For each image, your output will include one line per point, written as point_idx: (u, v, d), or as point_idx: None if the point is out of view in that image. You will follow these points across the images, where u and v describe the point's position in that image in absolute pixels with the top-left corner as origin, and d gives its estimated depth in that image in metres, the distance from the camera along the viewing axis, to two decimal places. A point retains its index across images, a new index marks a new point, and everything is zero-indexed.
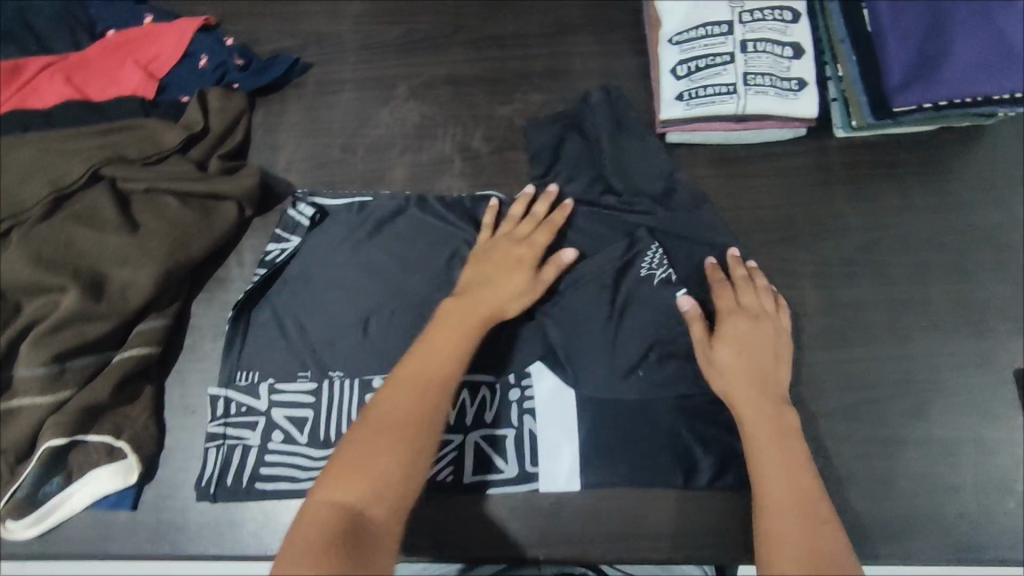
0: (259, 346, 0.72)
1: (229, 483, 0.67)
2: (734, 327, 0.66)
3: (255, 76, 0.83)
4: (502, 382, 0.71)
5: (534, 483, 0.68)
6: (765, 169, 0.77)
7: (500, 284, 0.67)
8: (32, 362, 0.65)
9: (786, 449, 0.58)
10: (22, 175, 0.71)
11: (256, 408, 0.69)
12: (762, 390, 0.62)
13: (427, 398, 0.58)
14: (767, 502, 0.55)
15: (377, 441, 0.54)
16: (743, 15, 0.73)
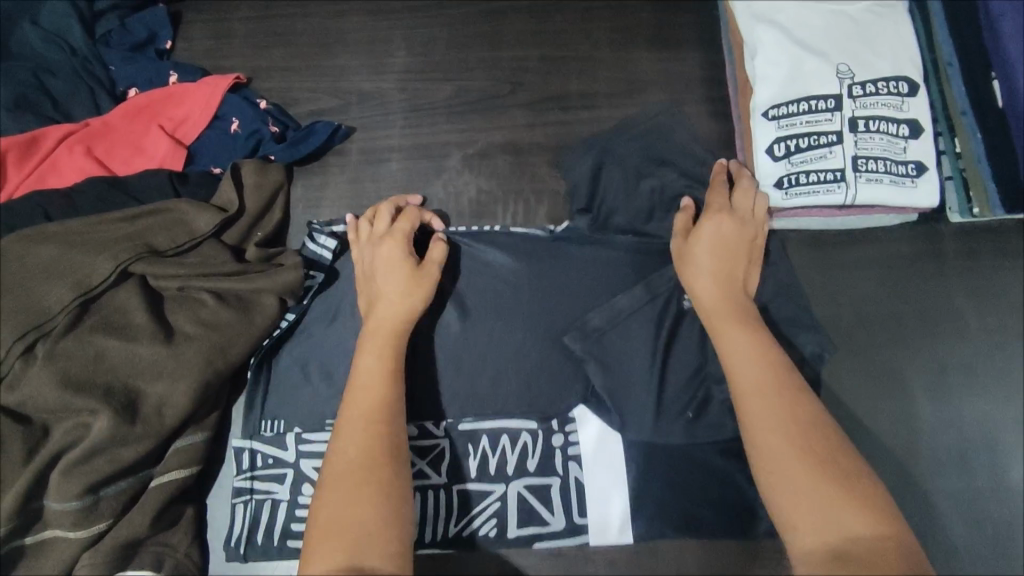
0: (282, 390, 0.67)
1: (260, 542, 0.63)
2: (711, 229, 0.62)
3: (292, 147, 0.75)
4: (544, 424, 0.64)
5: (584, 537, 0.62)
6: (866, 258, 0.68)
7: (394, 283, 0.62)
8: (64, 496, 0.58)
9: (760, 348, 0.53)
10: (43, 276, 0.64)
11: (284, 460, 0.65)
12: (729, 288, 0.59)
13: (378, 422, 0.53)
14: (754, 415, 0.50)
15: (350, 487, 0.49)
16: (853, 87, 0.64)
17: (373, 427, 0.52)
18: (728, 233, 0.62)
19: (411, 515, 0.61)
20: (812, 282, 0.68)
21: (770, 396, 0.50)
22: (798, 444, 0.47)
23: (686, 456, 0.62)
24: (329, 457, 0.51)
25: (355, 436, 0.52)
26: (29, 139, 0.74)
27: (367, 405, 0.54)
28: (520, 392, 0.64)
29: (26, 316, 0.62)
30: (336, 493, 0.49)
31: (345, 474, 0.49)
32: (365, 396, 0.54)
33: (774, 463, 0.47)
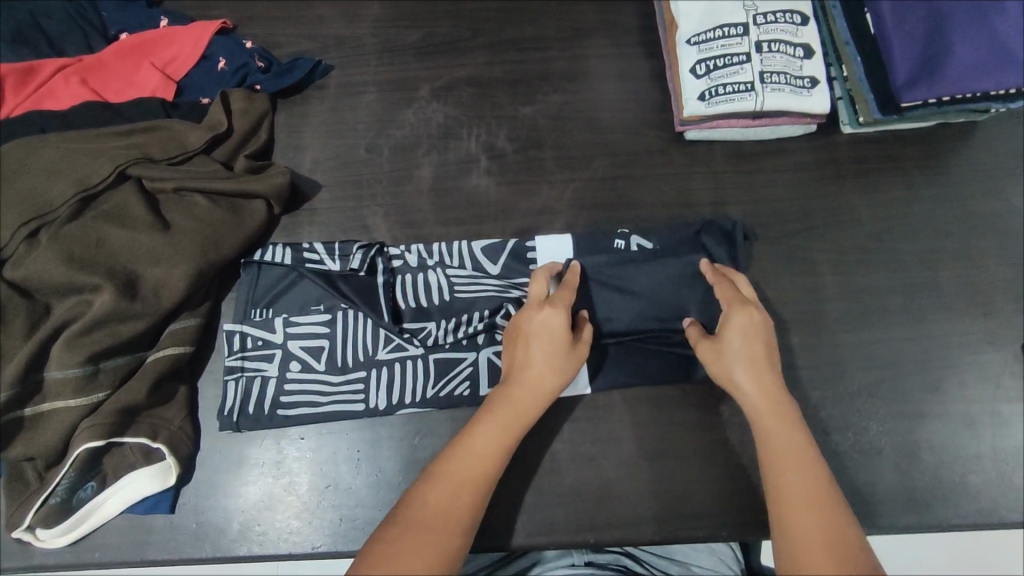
0: (268, 280, 0.73)
1: (252, 412, 0.69)
2: (738, 323, 0.65)
3: (277, 78, 0.83)
4: (511, 298, 0.72)
5: None
6: (777, 165, 0.81)
7: (537, 350, 0.64)
8: (66, 363, 0.64)
9: (791, 427, 0.59)
10: (45, 175, 0.69)
11: (272, 342, 0.71)
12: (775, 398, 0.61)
13: (491, 462, 0.59)
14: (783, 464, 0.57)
15: (439, 519, 0.54)
16: (757, 17, 0.78)
17: (490, 468, 0.59)
18: (759, 330, 0.65)
19: (391, 380, 0.70)
20: (732, 187, 0.80)
21: (796, 473, 0.56)
22: (820, 519, 0.53)
23: (621, 334, 0.71)
24: (441, 465, 0.58)
25: (478, 462, 0.58)
26: (26, 68, 0.79)
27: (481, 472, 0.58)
28: (477, 272, 0.74)
29: (29, 206, 0.67)
30: (439, 507, 0.55)
31: (447, 498, 0.56)
32: (494, 444, 0.60)
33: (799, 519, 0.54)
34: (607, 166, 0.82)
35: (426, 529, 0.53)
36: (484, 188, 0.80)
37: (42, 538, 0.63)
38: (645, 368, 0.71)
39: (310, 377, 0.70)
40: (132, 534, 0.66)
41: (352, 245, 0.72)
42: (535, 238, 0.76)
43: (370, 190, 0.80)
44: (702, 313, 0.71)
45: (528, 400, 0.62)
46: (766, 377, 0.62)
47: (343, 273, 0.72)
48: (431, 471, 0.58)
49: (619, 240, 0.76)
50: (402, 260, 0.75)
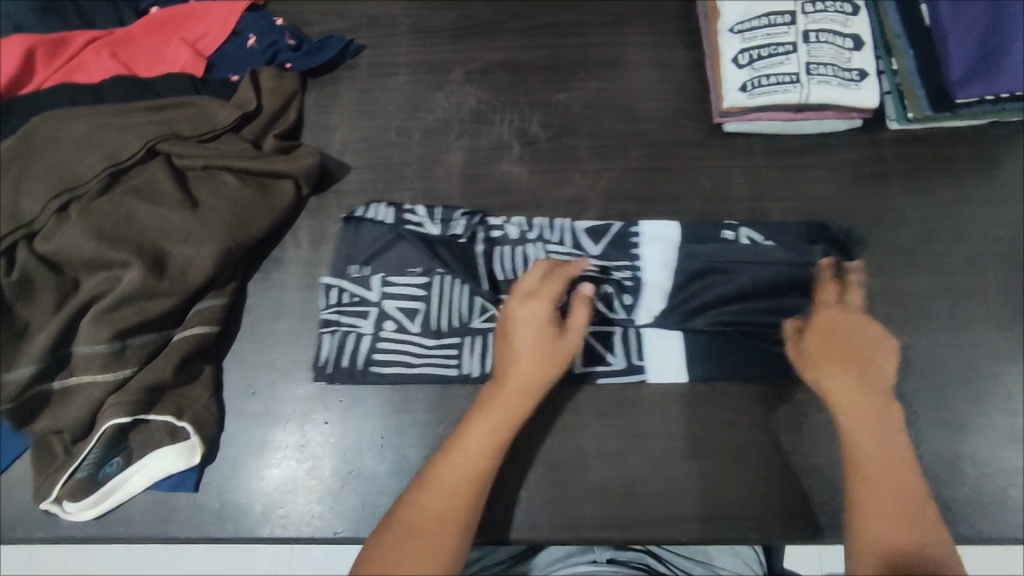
0: (378, 243, 0.73)
1: (346, 365, 0.69)
2: (828, 326, 0.65)
3: (308, 57, 0.82)
4: (610, 282, 0.71)
5: (642, 374, 0.69)
6: (819, 161, 0.78)
7: (522, 344, 0.63)
8: (94, 339, 0.64)
9: (883, 430, 0.60)
10: (76, 148, 0.68)
11: (368, 299, 0.71)
12: (871, 401, 0.61)
13: (486, 459, 0.59)
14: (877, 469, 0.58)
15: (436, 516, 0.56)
16: (806, 6, 0.75)
17: (482, 468, 0.59)
18: (852, 333, 0.65)
19: (485, 347, 0.69)
20: (771, 182, 0.78)
21: (881, 458, 0.59)
22: (900, 523, 0.56)
23: (691, 319, 0.70)
24: (432, 469, 0.59)
25: (468, 463, 0.59)
26: (57, 40, 0.78)
27: (476, 470, 0.59)
28: (576, 252, 0.73)
29: (59, 179, 0.66)
30: (434, 511, 0.56)
31: (439, 502, 0.57)
32: (483, 441, 0.60)
33: (877, 503, 0.57)
34: (642, 157, 0.80)
35: (419, 538, 0.55)
36: (516, 175, 0.78)
37: (68, 511, 0.63)
38: (717, 356, 0.69)
39: (404, 337, 0.69)
40: (156, 511, 0.66)
41: (455, 211, 0.74)
42: (638, 222, 0.74)
43: (400, 174, 0.79)
44: (781, 305, 0.69)
45: (514, 392, 0.62)
46: (852, 376, 0.62)
47: (439, 238, 0.73)
48: (424, 475, 0.59)
49: (728, 231, 0.74)
50: (502, 231, 0.74)
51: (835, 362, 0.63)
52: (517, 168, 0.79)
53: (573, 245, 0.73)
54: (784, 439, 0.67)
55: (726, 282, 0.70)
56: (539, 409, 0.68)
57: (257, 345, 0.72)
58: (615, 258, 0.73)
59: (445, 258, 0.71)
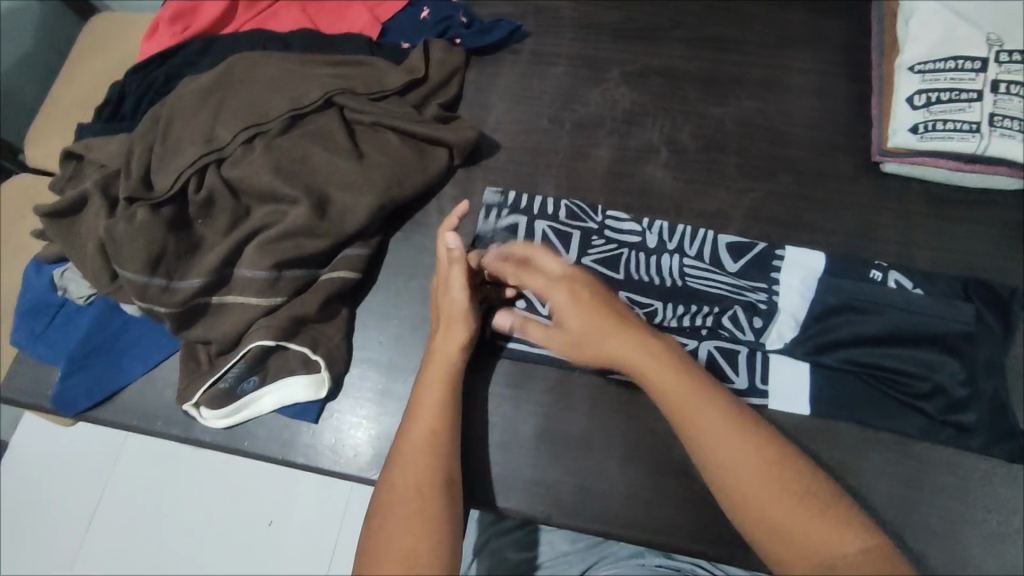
0: (528, 225, 0.76)
1: None
2: (568, 302, 0.60)
3: (479, 35, 0.85)
4: (745, 301, 0.71)
5: (764, 399, 0.68)
6: (981, 216, 0.75)
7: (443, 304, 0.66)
8: (255, 264, 0.68)
9: (702, 417, 0.53)
10: (267, 88, 0.73)
11: None
12: (669, 374, 0.55)
13: (441, 427, 0.60)
14: (710, 452, 0.52)
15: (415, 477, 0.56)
16: (1001, 54, 0.72)
17: (443, 436, 0.59)
18: (583, 287, 0.60)
19: None
20: (926, 229, 0.75)
21: (707, 418, 0.53)
22: (770, 502, 0.49)
23: (821, 353, 0.69)
24: (398, 444, 0.59)
25: (427, 430, 0.59)
26: None
27: (433, 436, 0.59)
28: (714, 267, 0.73)
29: (249, 114, 0.72)
30: (410, 480, 0.56)
31: (415, 471, 0.56)
32: (434, 409, 0.61)
33: (729, 462, 0.51)
34: (790, 184, 0.78)
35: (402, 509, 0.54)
36: (659, 179, 0.79)
37: (205, 417, 0.69)
38: (844, 396, 0.68)
39: (533, 317, 0.72)
40: (279, 433, 0.70)
41: (601, 211, 0.76)
42: (785, 247, 0.74)
43: (546, 160, 0.81)
44: (921, 356, 0.66)
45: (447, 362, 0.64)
46: (635, 347, 0.57)
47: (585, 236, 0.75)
48: (393, 454, 0.59)
49: (876, 272, 0.72)
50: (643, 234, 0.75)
51: (595, 323, 0.58)
52: (661, 173, 0.79)
53: (713, 260, 0.73)
54: (903, 492, 0.65)
55: (870, 322, 0.68)
56: (652, 411, 0.69)
57: (392, 300, 0.75)
58: (755, 284, 0.72)
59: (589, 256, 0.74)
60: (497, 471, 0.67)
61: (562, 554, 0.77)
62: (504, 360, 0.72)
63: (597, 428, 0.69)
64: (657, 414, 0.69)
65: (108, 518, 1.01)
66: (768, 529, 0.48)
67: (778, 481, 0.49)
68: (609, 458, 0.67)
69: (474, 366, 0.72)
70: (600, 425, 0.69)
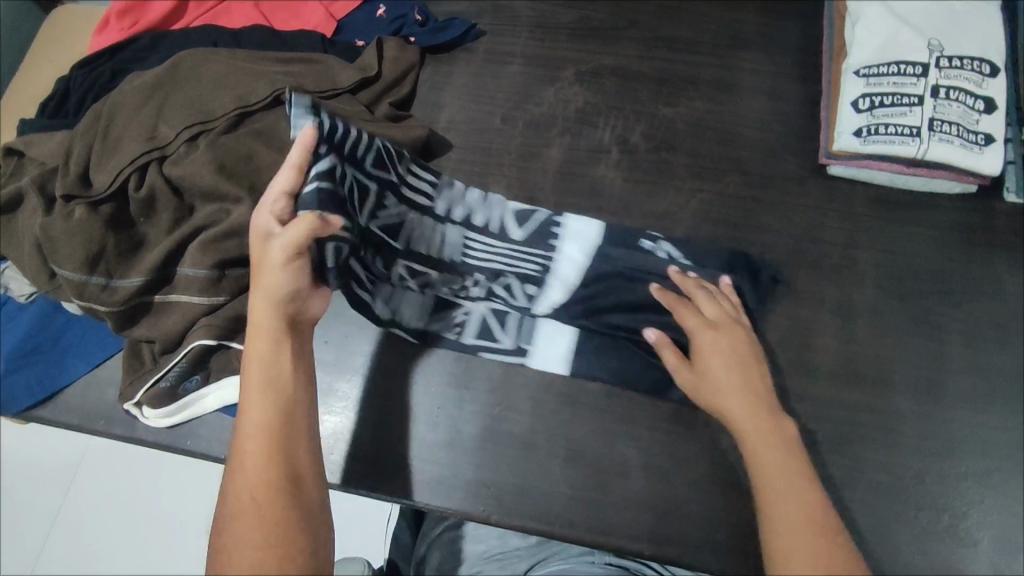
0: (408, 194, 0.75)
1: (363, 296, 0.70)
2: (716, 346, 0.63)
3: (432, 34, 0.85)
4: None
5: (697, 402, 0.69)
6: (923, 219, 0.76)
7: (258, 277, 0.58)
8: (198, 264, 0.68)
9: (792, 472, 0.54)
10: (214, 86, 0.73)
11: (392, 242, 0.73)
12: (767, 429, 0.58)
13: (273, 413, 0.53)
14: (781, 498, 0.53)
15: (254, 482, 0.50)
16: (941, 60, 0.73)
17: (276, 427, 0.53)
18: (734, 340, 0.64)
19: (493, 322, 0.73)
20: (870, 231, 0.76)
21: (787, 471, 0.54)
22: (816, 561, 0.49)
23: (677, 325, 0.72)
24: (239, 435, 0.53)
25: (263, 416, 0.53)
26: None
27: (270, 424, 0.53)
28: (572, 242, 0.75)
29: (195, 111, 0.71)
30: (255, 482, 0.50)
31: (261, 472, 0.50)
32: (268, 394, 0.54)
33: (781, 504, 0.52)
34: (738, 185, 0.79)
35: (251, 512, 0.49)
36: (610, 180, 0.79)
37: (147, 416, 0.69)
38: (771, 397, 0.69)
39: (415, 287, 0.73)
40: (222, 431, 0.70)
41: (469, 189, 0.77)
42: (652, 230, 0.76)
43: (497, 160, 0.81)
44: None
45: (263, 334, 0.56)
46: (750, 400, 0.60)
47: (459, 215, 0.76)
48: (232, 454, 0.52)
49: (647, 241, 0.75)
50: (591, 236, 0.75)
51: (727, 374, 0.61)
52: (609, 173, 0.80)
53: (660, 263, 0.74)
54: (837, 491, 0.66)
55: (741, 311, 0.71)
56: (592, 410, 0.70)
57: (338, 298, 0.75)
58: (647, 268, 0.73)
59: (493, 240, 0.75)
60: (438, 471, 0.68)
61: (514, 548, 0.72)
62: (448, 359, 0.72)
63: (538, 427, 0.69)
64: (598, 413, 0.70)
65: (60, 539, 0.94)
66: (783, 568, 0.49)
67: (814, 545, 0.50)
68: (551, 457, 0.68)
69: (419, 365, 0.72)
70: (542, 426, 0.69)
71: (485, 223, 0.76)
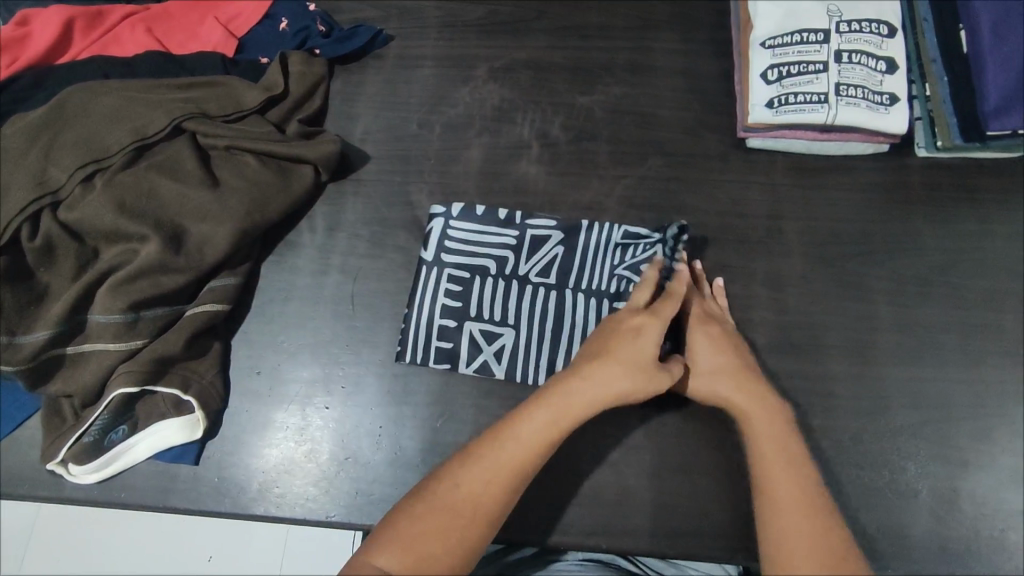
0: (435, 235, 0.74)
1: (407, 347, 0.71)
2: (709, 339, 0.65)
3: (337, 44, 0.83)
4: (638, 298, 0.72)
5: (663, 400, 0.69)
6: (840, 182, 0.77)
7: (614, 358, 0.60)
8: (109, 309, 0.65)
9: (788, 453, 0.57)
10: (106, 121, 0.69)
11: (424, 284, 0.72)
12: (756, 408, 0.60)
13: (533, 457, 0.55)
14: (775, 474, 0.56)
15: (473, 492, 0.53)
16: (841, 25, 0.74)
17: (529, 462, 0.55)
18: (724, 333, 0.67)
19: (491, 345, 0.71)
20: (792, 200, 0.77)
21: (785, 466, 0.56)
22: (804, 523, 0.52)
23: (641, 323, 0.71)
24: (481, 447, 0.55)
25: (534, 444, 0.55)
26: (95, 12, 0.81)
27: (532, 452, 0.55)
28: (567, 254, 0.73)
29: (88, 151, 0.68)
30: (473, 492, 0.53)
31: (485, 486, 0.53)
32: (539, 439, 0.55)
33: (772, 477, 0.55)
34: (661, 167, 0.79)
35: (461, 515, 0.52)
36: (533, 176, 0.78)
37: (74, 474, 0.65)
38: None
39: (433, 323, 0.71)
40: (157, 479, 0.67)
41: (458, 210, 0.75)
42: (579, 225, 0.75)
43: (418, 167, 0.79)
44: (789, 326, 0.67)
45: (589, 396, 0.58)
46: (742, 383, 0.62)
47: (459, 241, 0.74)
48: (459, 459, 0.55)
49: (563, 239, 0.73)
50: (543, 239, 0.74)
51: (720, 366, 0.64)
52: (532, 169, 0.79)
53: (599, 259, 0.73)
54: None
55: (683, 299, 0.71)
56: None
57: (265, 326, 0.73)
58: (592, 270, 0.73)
59: (445, 280, 0.72)
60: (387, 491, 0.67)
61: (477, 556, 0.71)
62: (386, 376, 0.71)
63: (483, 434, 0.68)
64: None
65: None
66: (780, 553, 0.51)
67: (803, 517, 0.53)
68: None
69: (357, 385, 0.70)
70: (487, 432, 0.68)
71: (479, 245, 0.74)
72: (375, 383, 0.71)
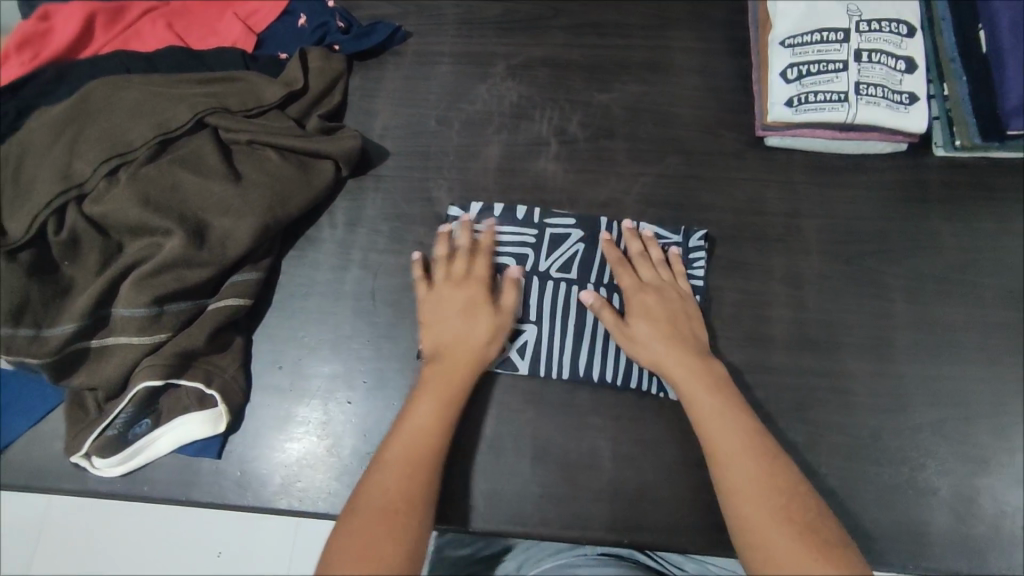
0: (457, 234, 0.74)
1: None
2: (643, 304, 0.67)
3: (356, 40, 0.83)
4: None
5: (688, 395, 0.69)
6: (858, 181, 0.78)
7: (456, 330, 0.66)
8: (132, 303, 0.65)
9: (735, 439, 0.58)
10: (129, 115, 0.70)
11: None
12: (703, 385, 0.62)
13: (429, 437, 0.60)
14: (730, 467, 0.56)
15: (389, 481, 0.57)
16: (861, 24, 0.75)
17: (427, 442, 0.60)
18: (669, 301, 0.68)
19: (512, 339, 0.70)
20: (810, 199, 0.77)
21: (749, 458, 0.56)
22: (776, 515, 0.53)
23: None
24: (386, 445, 0.60)
25: (427, 424, 0.61)
26: (116, 8, 0.81)
27: (424, 433, 0.60)
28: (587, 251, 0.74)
29: (111, 145, 0.68)
30: (389, 483, 0.56)
31: (395, 474, 0.57)
32: (430, 421, 0.61)
33: (732, 465, 0.56)
34: (680, 165, 0.79)
35: (388, 509, 0.55)
36: (552, 173, 0.79)
37: (98, 467, 0.66)
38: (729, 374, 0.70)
39: None
40: (180, 472, 0.68)
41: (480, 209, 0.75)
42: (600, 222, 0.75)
43: (437, 163, 0.79)
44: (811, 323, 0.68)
45: (455, 372, 0.64)
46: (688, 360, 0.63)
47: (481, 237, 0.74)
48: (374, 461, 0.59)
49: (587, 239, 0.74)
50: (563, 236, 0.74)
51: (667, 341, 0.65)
52: (550, 166, 0.79)
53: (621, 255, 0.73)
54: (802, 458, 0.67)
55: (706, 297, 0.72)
56: (557, 403, 0.70)
57: (286, 321, 0.73)
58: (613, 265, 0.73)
59: None
60: None
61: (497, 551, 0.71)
62: (407, 371, 0.71)
63: (504, 430, 0.68)
64: (561, 409, 0.69)
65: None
66: (760, 548, 0.52)
67: (783, 511, 0.53)
68: (521, 457, 0.68)
69: (377, 380, 0.71)
70: (508, 428, 0.69)
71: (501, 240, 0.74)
72: (397, 378, 0.71)
